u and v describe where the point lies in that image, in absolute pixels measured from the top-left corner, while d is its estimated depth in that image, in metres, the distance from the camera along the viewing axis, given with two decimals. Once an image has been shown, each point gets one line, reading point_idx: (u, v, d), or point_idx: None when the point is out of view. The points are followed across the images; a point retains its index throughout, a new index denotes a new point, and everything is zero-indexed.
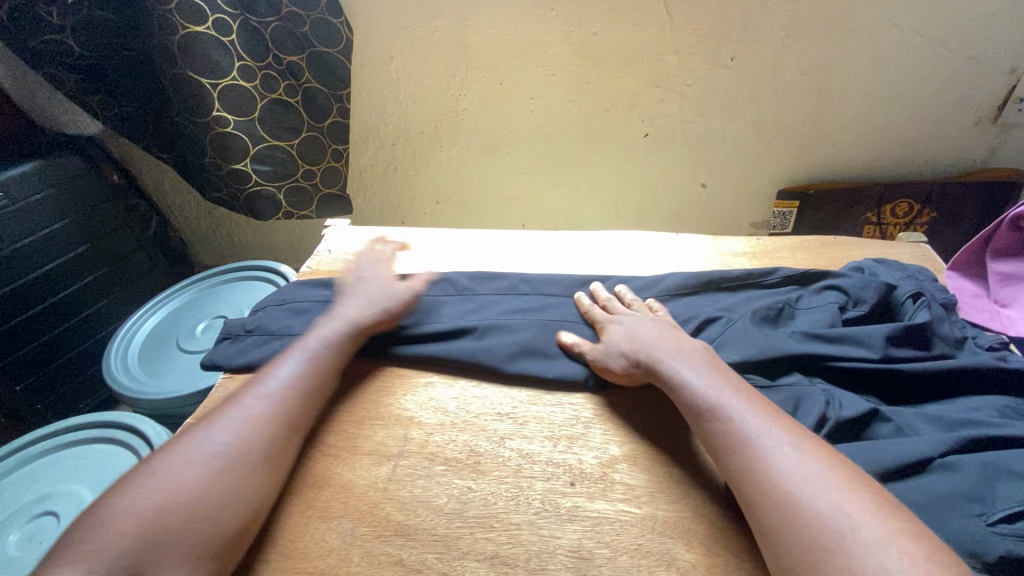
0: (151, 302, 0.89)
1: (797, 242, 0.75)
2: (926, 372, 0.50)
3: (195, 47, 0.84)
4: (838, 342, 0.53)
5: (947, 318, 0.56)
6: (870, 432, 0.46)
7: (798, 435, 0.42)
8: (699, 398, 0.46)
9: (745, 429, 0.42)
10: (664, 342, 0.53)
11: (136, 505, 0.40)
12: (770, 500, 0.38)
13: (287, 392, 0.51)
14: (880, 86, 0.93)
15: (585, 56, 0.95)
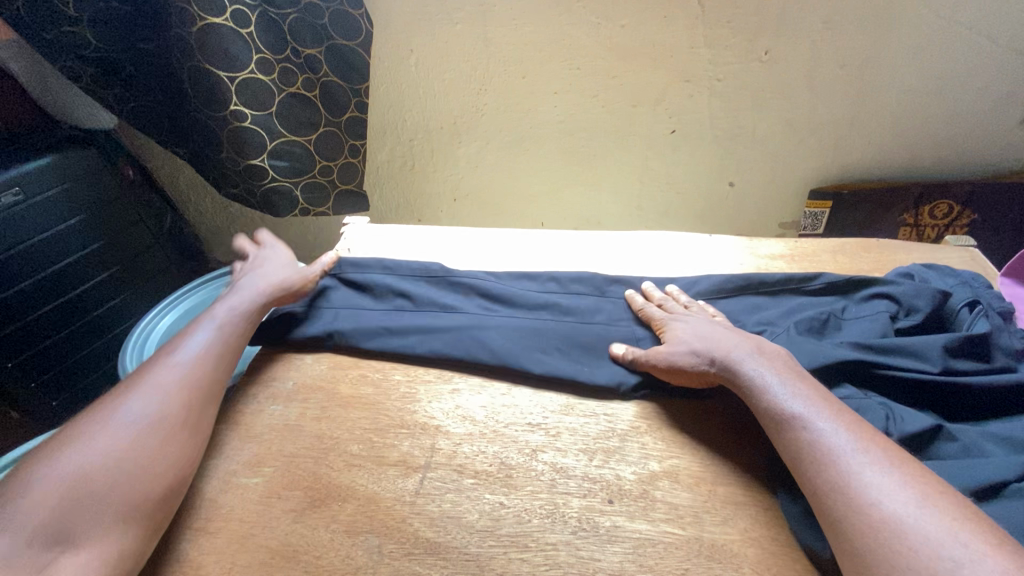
0: (166, 300, 0.87)
1: (839, 244, 0.72)
2: (993, 388, 0.47)
3: (213, 39, 0.82)
4: (897, 348, 0.50)
5: (1008, 328, 0.52)
6: (934, 451, 0.43)
7: (894, 454, 0.39)
8: (782, 407, 0.44)
9: (833, 444, 0.40)
10: (739, 345, 0.50)
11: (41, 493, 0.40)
12: (865, 520, 0.36)
13: (195, 376, 0.51)
14: (921, 82, 0.89)
15: (611, 50, 0.92)
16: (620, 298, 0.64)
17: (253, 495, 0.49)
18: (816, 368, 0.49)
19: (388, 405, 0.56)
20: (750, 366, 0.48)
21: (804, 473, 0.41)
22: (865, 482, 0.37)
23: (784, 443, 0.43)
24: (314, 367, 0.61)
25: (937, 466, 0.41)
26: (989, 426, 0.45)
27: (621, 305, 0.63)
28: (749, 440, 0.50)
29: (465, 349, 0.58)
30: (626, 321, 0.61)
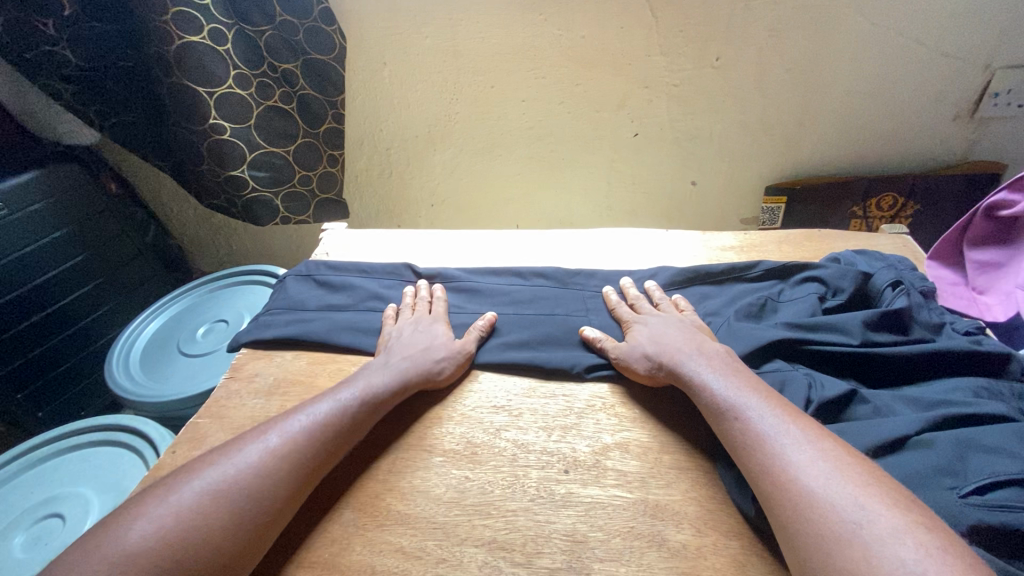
0: (152, 307, 0.90)
1: (786, 234, 0.77)
2: (909, 357, 0.52)
3: (191, 56, 0.85)
4: (822, 329, 0.55)
5: (927, 305, 0.57)
6: (850, 414, 0.48)
7: (813, 431, 0.43)
8: (720, 398, 0.49)
9: (762, 427, 0.45)
10: (686, 345, 0.55)
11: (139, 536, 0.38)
12: (784, 497, 0.40)
13: (314, 435, 0.48)
14: (861, 84, 0.95)
15: (573, 59, 0.97)
16: (580, 290, 0.69)
17: None
18: (750, 349, 0.54)
19: None
20: (693, 362, 0.53)
21: (738, 456, 0.45)
22: (787, 458, 0.42)
23: (723, 429, 0.47)
24: (295, 363, 0.65)
25: (850, 425, 0.46)
26: (901, 391, 0.50)
27: (581, 297, 0.68)
28: (692, 412, 0.54)
29: None
30: (585, 311, 0.66)
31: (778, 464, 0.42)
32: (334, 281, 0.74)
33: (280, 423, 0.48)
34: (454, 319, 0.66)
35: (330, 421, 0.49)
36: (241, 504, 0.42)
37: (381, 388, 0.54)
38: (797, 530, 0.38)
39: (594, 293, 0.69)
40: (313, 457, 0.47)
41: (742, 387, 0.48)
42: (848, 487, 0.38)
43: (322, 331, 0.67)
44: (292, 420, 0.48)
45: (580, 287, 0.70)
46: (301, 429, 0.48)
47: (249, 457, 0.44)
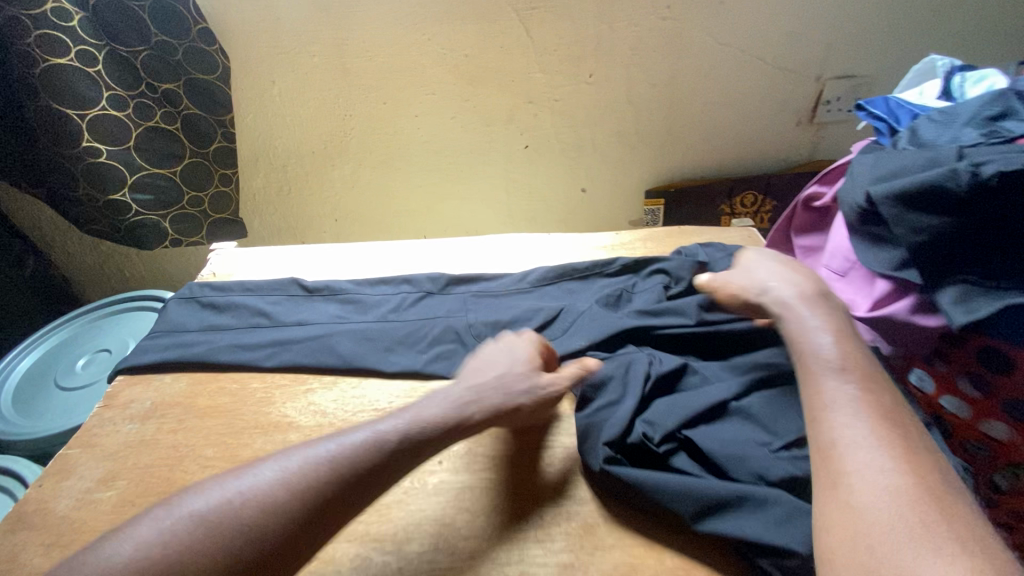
0: (25, 341, 0.84)
1: (654, 232, 0.85)
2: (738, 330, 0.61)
3: (59, 79, 0.83)
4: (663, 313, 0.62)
5: None
6: (683, 384, 0.56)
7: (895, 423, 0.42)
8: (820, 355, 0.47)
9: (853, 403, 0.43)
10: (802, 295, 0.53)
11: (118, 560, 0.37)
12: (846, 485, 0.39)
13: (338, 468, 0.42)
14: (717, 96, 1.06)
15: (458, 76, 1.02)
16: (459, 294, 0.73)
17: (106, 506, 0.52)
18: (606, 336, 0.61)
19: (244, 410, 0.60)
20: (804, 316, 0.51)
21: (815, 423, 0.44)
22: (859, 456, 0.40)
23: (807, 389, 0.46)
24: (176, 385, 0.64)
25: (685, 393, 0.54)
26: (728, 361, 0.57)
27: (462, 299, 0.72)
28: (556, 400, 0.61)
29: (320, 352, 0.65)
30: (465, 310, 0.70)
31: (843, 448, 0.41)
32: (219, 301, 0.74)
33: (310, 446, 0.44)
34: (339, 329, 0.68)
35: (364, 454, 0.44)
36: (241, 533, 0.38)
37: (434, 415, 0.48)
38: (832, 505, 0.39)
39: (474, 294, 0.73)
40: (329, 489, 0.41)
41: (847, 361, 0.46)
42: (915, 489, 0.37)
43: (205, 350, 0.67)
44: (315, 447, 0.44)
45: (461, 291, 0.74)
46: (326, 459, 0.43)
47: (260, 478, 0.42)
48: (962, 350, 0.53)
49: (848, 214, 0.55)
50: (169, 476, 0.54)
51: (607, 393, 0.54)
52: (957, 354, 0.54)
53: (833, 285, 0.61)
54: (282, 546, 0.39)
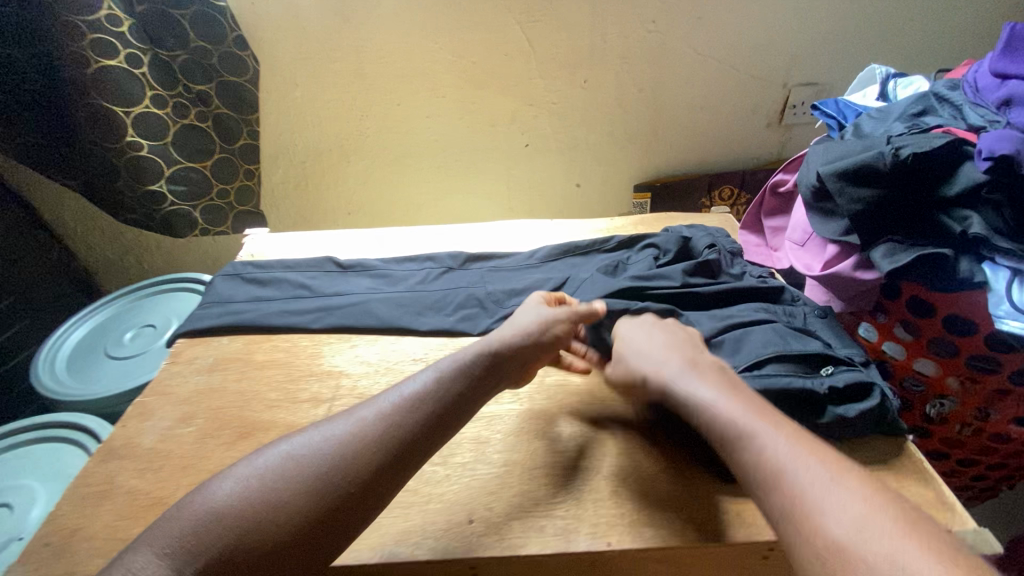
0: (73, 317, 0.93)
1: (644, 217, 0.97)
2: (715, 294, 0.72)
3: (108, 79, 0.91)
4: (653, 278, 0.73)
5: (733, 260, 0.78)
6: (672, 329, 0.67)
7: (825, 454, 0.43)
8: (717, 420, 0.47)
9: (774, 457, 0.43)
10: (685, 366, 0.53)
11: (219, 495, 0.44)
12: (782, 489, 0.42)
13: (403, 415, 0.49)
14: (697, 100, 1.19)
15: (466, 81, 1.14)
16: (477, 268, 0.84)
17: (188, 438, 0.61)
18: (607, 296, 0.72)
19: (298, 361, 0.70)
20: (692, 384, 0.51)
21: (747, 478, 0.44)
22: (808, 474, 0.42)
23: (727, 457, 0.46)
24: (231, 346, 0.74)
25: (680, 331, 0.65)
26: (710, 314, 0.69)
27: (480, 272, 0.83)
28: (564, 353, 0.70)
29: (360, 317, 0.75)
30: (483, 281, 0.81)
31: (778, 483, 0.42)
32: (263, 276, 0.83)
33: (377, 399, 0.51)
34: (375, 296, 0.78)
35: (418, 406, 0.50)
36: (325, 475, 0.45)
37: (475, 357, 0.56)
38: (789, 523, 0.40)
39: (490, 268, 0.84)
40: (399, 435, 0.48)
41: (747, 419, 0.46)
42: (864, 515, 0.39)
43: (257, 315, 0.76)
44: (382, 400, 0.51)
45: (478, 266, 0.84)
46: (389, 409, 0.50)
47: (334, 431, 0.48)
48: (896, 301, 0.65)
49: (805, 193, 0.68)
50: (241, 413, 0.63)
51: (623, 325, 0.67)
52: (893, 305, 0.65)
53: (794, 253, 0.73)
54: (355, 486, 0.45)
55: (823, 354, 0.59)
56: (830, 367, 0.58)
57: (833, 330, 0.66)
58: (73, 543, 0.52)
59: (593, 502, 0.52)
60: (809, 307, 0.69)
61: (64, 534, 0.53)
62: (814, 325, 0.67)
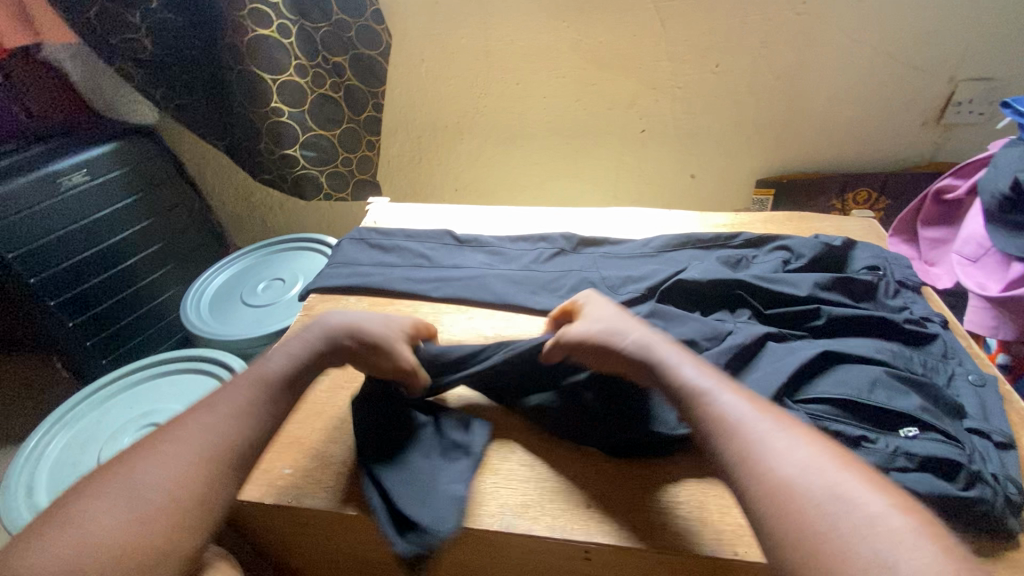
0: (218, 262, 1.03)
1: (772, 215, 0.90)
2: (856, 320, 0.63)
3: (262, 47, 0.97)
4: (773, 280, 0.67)
5: (888, 289, 0.67)
6: (800, 343, 0.61)
7: (831, 456, 0.41)
8: (691, 384, 0.47)
9: (737, 418, 0.44)
10: (654, 334, 0.54)
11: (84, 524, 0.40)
12: (788, 493, 0.38)
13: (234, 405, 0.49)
14: (840, 92, 1.09)
15: (591, 62, 1.11)
16: (588, 253, 0.82)
17: (321, 386, 0.66)
18: (715, 282, 0.68)
19: None
20: (667, 353, 0.51)
21: (755, 481, 0.40)
22: (801, 474, 0.39)
23: (692, 418, 0.46)
24: (357, 306, 0.78)
25: (834, 373, 0.56)
26: (810, 341, 0.61)
27: (592, 257, 0.81)
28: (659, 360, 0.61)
29: (476, 290, 0.77)
30: (596, 265, 0.79)
31: (781, 497, 0.38)
32: (385, 243, 0.86)
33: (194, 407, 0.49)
34: (490, 273, 0.80)
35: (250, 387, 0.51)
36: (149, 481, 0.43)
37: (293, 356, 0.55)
38: (803, 531, 0.36)
39: (602, 253, 0.82)
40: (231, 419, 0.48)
41: (765, 424, 0.43)
42: (844, 476, 0.39)
43: (381, 279, 0.80)
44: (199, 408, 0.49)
45: (591, 251, 0.83)
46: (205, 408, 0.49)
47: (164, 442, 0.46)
48: None
49: (987, 202, 0.61)
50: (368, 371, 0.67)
51: (732, 324, 0.63)
52: None
53: (962, 270, 0.65)
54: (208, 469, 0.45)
55: (920, 417, 0.51)
56: (914, 428, 0.51)
57: (982, 403, 0.55)
58: None
59: (716, 506, 0.50)
60: (963, 369, 0.58)
61: None
62: (959, 389, 0.56)
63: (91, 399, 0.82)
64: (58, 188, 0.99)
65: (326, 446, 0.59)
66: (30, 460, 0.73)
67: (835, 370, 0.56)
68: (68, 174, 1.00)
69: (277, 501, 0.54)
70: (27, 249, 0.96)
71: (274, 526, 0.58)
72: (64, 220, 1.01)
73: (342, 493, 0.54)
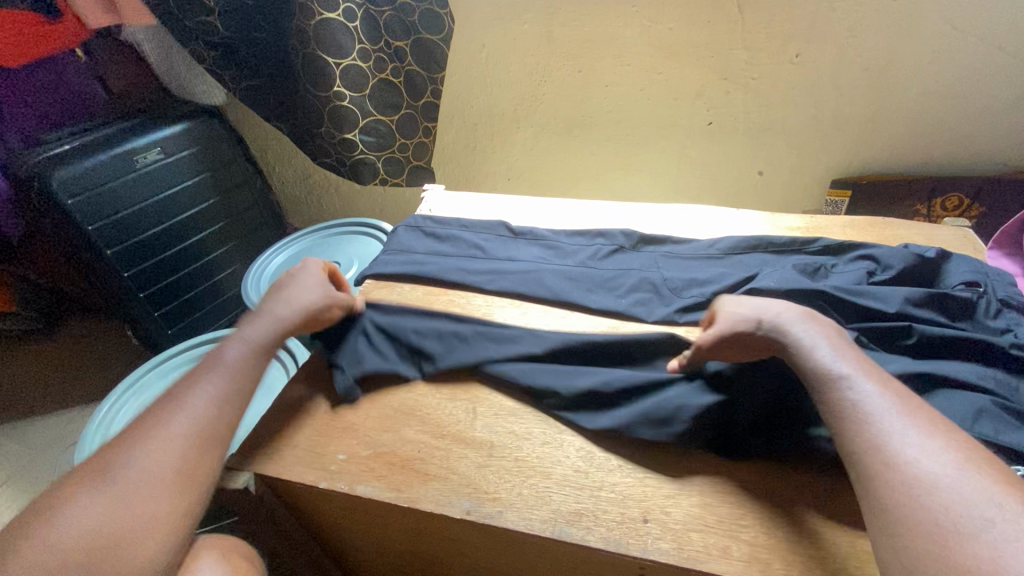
0: (279, 242, 1.06)
1: (851, 220, 0.84)
2: (953, 341, 0.57)
3: (328, 31, 0.97)
4: (858, 293, 0.62)
5: (990, 308, 0.61)
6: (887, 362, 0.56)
7: (972, 463, 0.39)
8: (827, 367, 0.47)
9: (869, 407, 0.43)
10: (800, 314, 0.53)
11: (111, 516, 0.42)
12: (911, 493, 0.38)
13: (223, 399, 0.52)
14: (934, 86, 1.00)
15: (660, 49, 1.05)
16: (649, 252, 0.79)
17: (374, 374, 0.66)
18: (792, 291, 0.64)
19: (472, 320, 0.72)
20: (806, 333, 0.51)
21: (878, 475, 0.40)
22: (932, 476, 0.39)
23: (824, 400, 0.47)
24: (411, 294, 0.77)
25: (927, 400, 0.51)
26: (898, 362, 0.56)
27: (653, 255, 0.78)
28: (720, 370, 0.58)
29: (531, 285, 0.75)
30: (657, 264, 0.76)
31: (903, 497, 0.38)
32: (440, 231, 0.85)
33: (193, 399, 0.51)
34: (545, 267, 0.78)
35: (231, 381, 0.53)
36: (164, 476, 0.45)
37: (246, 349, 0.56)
38: (919, 535, 0.37)
39: (664, 253, 0.78)
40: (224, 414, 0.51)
41: (903, 421, 0.42)
42: (980, 484, 0.38)
43: (435, 269, 0.79)
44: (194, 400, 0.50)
45: (652, 250, 0.79)
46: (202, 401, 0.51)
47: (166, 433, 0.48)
48: None
49: None
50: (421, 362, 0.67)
51: None
52: None
53: None
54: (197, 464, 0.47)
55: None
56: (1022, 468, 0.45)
57: None
58: (279, 449, 0.58)
59: (784, 535, 0.47)
60: None
61: (273, 438, 0.60)
62: None
63: (157, 369, 0.86)
64: (134, 165, 1.04)
65: (379, 435, 0.59)
66: (102, 426, 0.77)
67: (930, 398, 0.51)
68: (143, 153, 1.05)
69: (331, 486, 0.54)
70: (104, 224, 1.02)
71: (325, 508, 0.59)
72: (138, 197, 1.06)
73: (393, 483, 0.54)
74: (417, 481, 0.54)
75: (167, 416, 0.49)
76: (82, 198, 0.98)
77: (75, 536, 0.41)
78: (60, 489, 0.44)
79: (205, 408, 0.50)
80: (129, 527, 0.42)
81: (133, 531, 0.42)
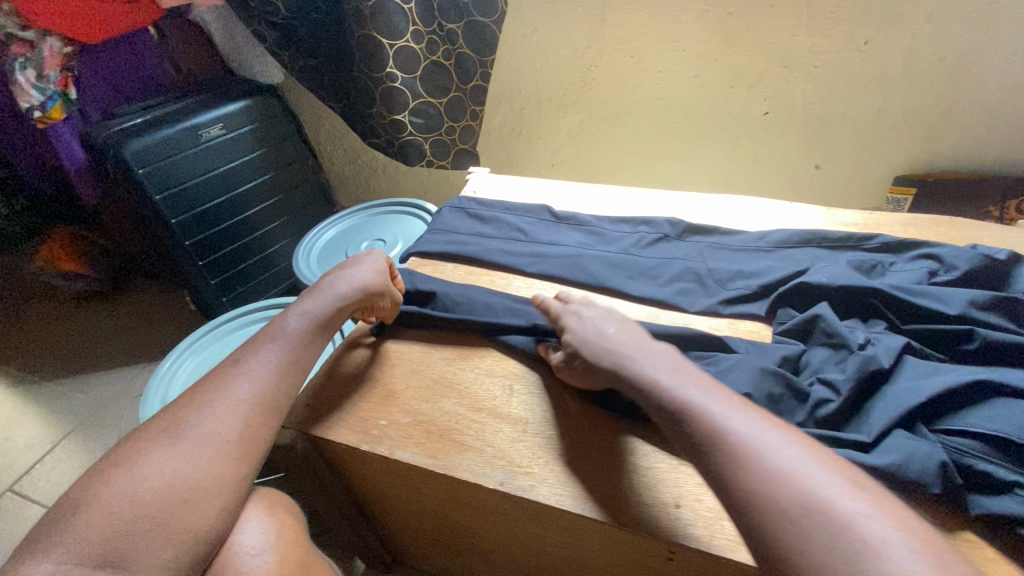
0: (328, 218, 1.09)
1: (914, 218, 0.80)
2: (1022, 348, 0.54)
3: (383, 12, 0.99)
4: (916, 293, 0.59)
5: None
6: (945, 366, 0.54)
7: (860, 495, 0.39)
8: (689, 404, 0.46)
9: (748, 443, 0.42)
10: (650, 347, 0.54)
11: (180, 463, 0.46)
12: (813, 539, 0.36)
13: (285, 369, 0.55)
14: (1016, 78, 0.93)
15: (717, 33, 1.02)
16: (696, 241, 0.77)
17: (415, 348, 0.68)
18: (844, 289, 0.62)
19: None
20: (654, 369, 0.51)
21: (771, 523, 0.38)
22: (824, 518, 0.37)
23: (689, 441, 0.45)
24: (453, 273, 0.79)
25: (986, 408, 0.49)
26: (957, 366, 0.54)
27: (699, 245, 0.76)
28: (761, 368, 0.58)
29: (572, 270, 0.75)
30: (703, 255, 0.74)
31: (805, 546, 0.37)
32: (484, 213, 0.86)
33: (257, 368, 0.54)
34: (588, 252, 0.77)
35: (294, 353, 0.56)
36: (227, 434, 0.49)
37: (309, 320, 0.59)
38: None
39: (711, 244, 0.76)
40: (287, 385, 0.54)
41: (784, 456, 0.41)
42: (872, 521, 0.37)
43: (478, 249, 0.81)
44: (257, 367, 0.54)
45: (699, 240, 0.77)
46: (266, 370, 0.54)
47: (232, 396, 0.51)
48: None
49: None
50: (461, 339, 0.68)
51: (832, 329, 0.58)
52: None
53: None
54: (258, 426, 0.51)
55: None
56: None
57: None
58: (324, 412, 0.61)
59: None
60: None
61: (318, 401, 0.63)
62: None
63: (213, 332, 0.91)
64: (197, 140, 1.09)
65: (418, 405, 0.61)
66: (163, 382, 0.83)
67: (990, 406, 0.49)
68: (207, 129, 1.10)
69: (371, 449, 0.57)
70: (168, 195, 1.08)
71: (365, 470, 0.62)
72: (199, 169, 1.11)
73: (431, 451, 0.56)
74: (452, 451, 0.56)
75: (233, 379, 0.52)
76: (151, 168, 1.04)
77: (144, 476, 0.44)
78: (133, 434, 0.48)
79: (267, 373, 0.54)
80: (190, 472, 0.46)
81: (194, 477, 0.45)
